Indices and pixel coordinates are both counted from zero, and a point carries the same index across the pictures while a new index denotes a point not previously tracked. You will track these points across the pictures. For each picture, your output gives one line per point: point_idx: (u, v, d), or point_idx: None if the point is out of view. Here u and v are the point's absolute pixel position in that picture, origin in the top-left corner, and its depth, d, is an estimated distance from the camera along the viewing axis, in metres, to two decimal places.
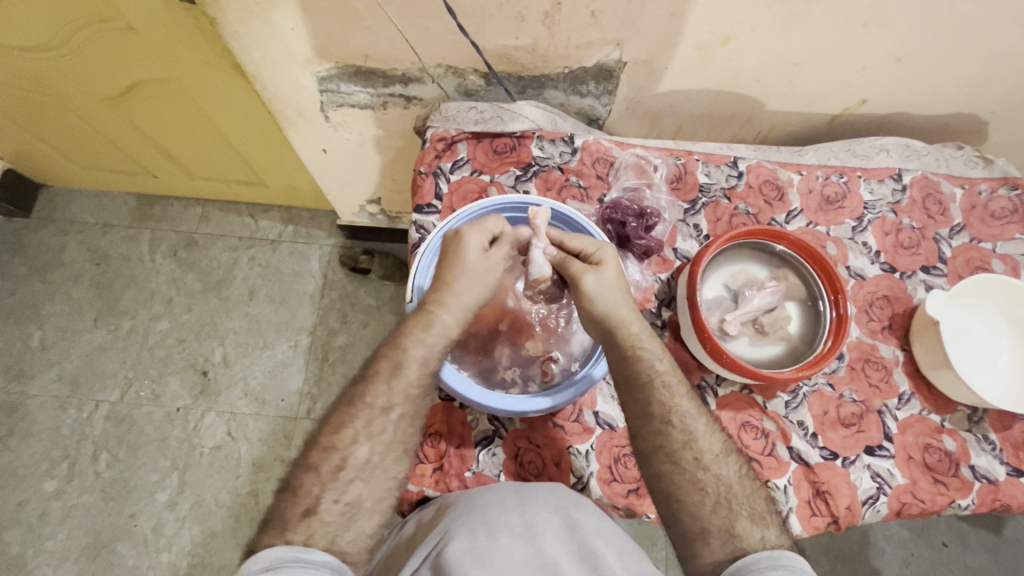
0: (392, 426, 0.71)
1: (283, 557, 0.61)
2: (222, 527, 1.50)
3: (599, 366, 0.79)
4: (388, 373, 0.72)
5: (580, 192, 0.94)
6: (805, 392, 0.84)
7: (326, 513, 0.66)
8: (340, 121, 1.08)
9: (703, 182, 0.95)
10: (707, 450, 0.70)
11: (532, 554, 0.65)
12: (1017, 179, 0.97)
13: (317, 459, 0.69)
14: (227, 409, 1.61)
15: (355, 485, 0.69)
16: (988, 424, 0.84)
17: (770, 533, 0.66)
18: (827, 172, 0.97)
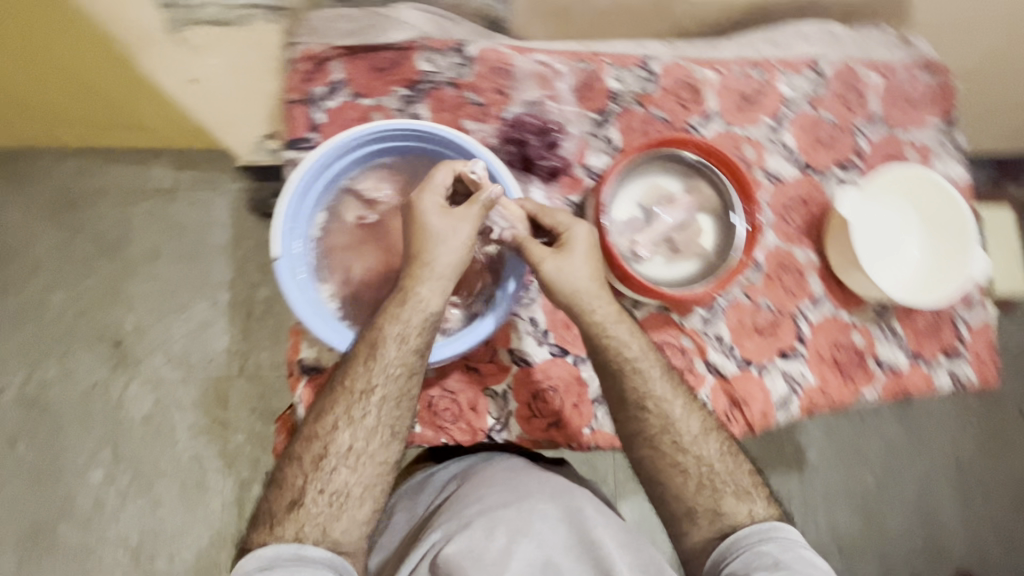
0: (374, 410, 0.63)
1: (282, 555, 0.59)
2: (168, 494, 1.46)
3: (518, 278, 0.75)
4: (367, 354, 0.64)
5: (477, 110, 0.82)
6: (722, 305, 0.82)
7: (313, 504, 0.62)
8: (200, 42, 0.92)
9: (614, 88, 0.85)
10: (670, 399, 0.72)
11: (533, 552, 0.67)
12: (937, 61, 0.91)
13: (301, 450, 0.64)
14: (151, 378, 1.51)
15: (340, 473, 0.63)
16: (894, 315, 0.86)
17: (757, 507, 0.70)
18: (744, 67, 0.90)
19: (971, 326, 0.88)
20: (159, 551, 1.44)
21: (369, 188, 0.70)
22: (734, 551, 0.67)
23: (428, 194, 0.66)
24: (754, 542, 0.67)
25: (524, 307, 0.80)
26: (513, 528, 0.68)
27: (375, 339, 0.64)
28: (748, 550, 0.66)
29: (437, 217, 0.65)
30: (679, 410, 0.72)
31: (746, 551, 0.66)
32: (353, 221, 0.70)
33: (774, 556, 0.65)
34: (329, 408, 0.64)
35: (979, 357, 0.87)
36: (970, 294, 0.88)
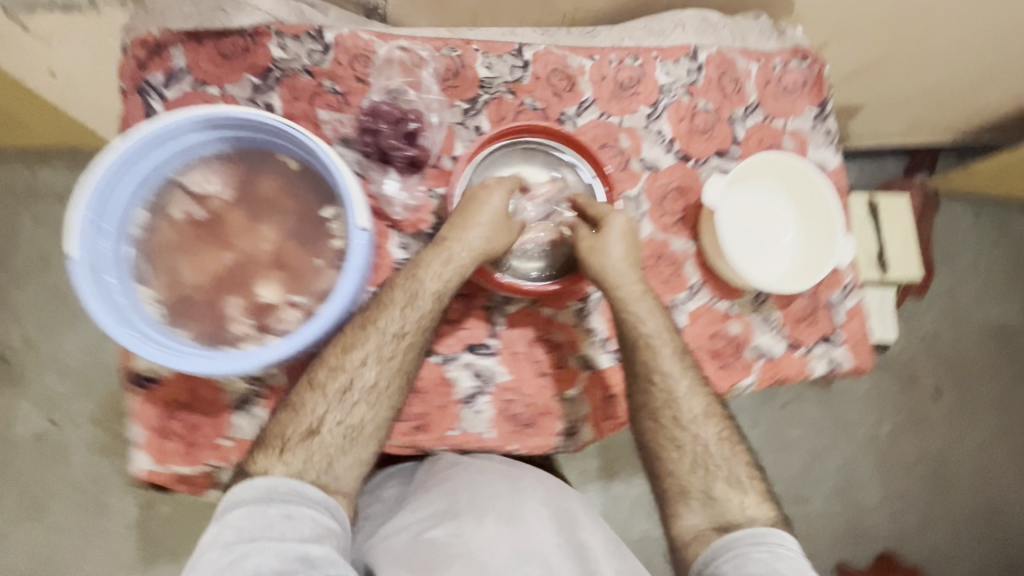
0: (403, 352, 0.67)
1: (279, 489, 0.61)
2: (60, 520, 1.26)
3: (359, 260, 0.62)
4: (403, 301, 0.67)
5: (336, 99, 0.77)
6: (597, 297, 0.81)
7: (328, 435, 0.65)
8: (47, 31, 0.85)
9: (484, 76, 0.82)
10: (663, 362, 0.74)
11: (517, 545, 0.68)
12: (808, 50, 0.92)
13: (324, 376, 0.66)
14: (42, 394, 1.30)
15: (360, 407, 0.66)
16: (771, 304, 0.86)
17: (749, 500, 0.72)
18: (621, 55, 0.87)
19: (848, 310, 0.89)
20: None
21: (199, 182, 0.65)
22: (727, 551, 0.68)
23: (495, 190, 0.71)
24: (748, 546, 0.67)
25: None
26: (501, 516, 0.70)
27: (413, 290, 0.68)
28: (741, 555, 0.67)
29: (495, 211, 0.70)
30: (673, 367, 0.74)
31: (739, 557, 0.67)
32: (181, 218, 0.65)
33: (767, 564, 0.65)
34: (358, 343, 0.67)
35: (856, 341, 0.88)
36: (844, 279, 0.89)
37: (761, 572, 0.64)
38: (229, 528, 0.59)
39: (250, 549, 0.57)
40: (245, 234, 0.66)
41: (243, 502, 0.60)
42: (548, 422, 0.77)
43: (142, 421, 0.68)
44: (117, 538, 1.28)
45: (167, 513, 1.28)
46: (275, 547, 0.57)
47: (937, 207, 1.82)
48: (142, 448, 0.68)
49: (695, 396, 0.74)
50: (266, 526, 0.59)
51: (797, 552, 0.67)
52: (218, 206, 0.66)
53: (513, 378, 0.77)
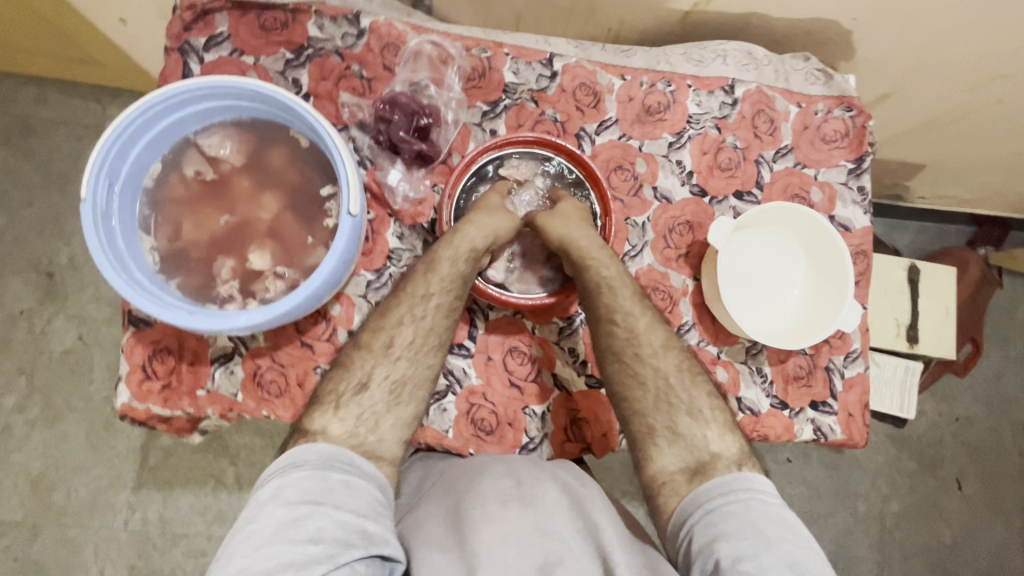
0: (432, 313, 0.70)
1: (339, 459, 0.60)
2: (75, 431, 1.30)
3: (345, 241, 0.63)
4: (425, 268, 0.72)
5: (361, 83, 0.80)
6: (583, 319, 0.81)
7: (377, 390, 0.67)
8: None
9: (510, 80, 0.83)
10: (646, 344, 0.72)
11: (539, 522, 0.63)
12: (857, 100, 0.87)
13: (368, 339, 0.69)
14: (78, 314, 1.32)
15: (401, 363, 0.69)
16: (765, 357, 0.83)
17: (712, 434, 0.69)
18: (653, 79, 0.86)
19: (847, 380, 0.84)
20: (58, 487, 1.29)
21: (213, 145, 0.69)
22: (703, 507, 0.63)
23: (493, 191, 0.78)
24: (724, 500, 0.62)
25: (376, 292, 0.77)
26: (525, 499, 0.65)
27: (431, 257, 0.72)
28: (711, 512, 0.62)
29: (498, 206, 0.76)
30: (643, 326, 0.73)
31: (710, 513, 0.62)
32: (191, 176, 0.68)
33: (741, 519, 0.60)
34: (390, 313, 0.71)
35: (850, 414, 0.84)
36: (852, 346, 0.85)
37: (733, 529, 0.59)
38: (292, 488, 0.57)
39: (312, 512, 0.55)
40: (247, 200, 0.69)
41: (300, 467, 0.59)
42: (509, 432, 0.78)
43: (128, 358, 0.73)
44: (121, 459, 1.31)
45: (169, 445, 1.32)
46: (334, 515, 0.55)
47: (1000, 285, 1.72)
48: (125, 382, 0.72)
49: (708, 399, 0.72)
50: (326, 490, 0.57)
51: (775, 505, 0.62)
52: (227, 169, 0.69)
53: (483, 383, 0.78)
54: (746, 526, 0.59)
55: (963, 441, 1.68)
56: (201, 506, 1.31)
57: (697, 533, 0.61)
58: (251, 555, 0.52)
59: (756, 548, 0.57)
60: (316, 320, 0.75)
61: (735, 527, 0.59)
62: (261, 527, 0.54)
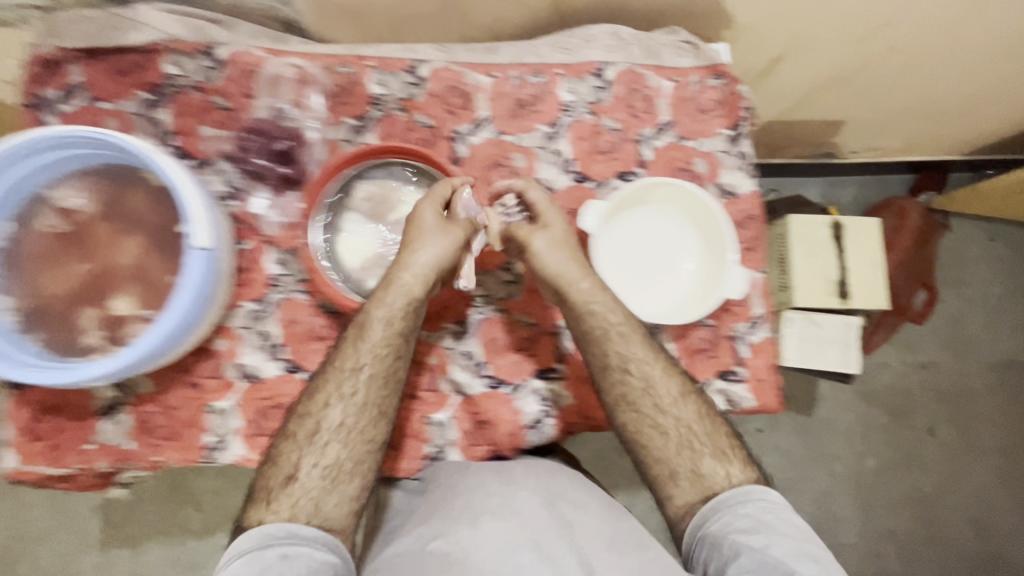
0: (363, 386, 0.68)
1: (274, 533, 0.61)
2: (29, 499, 1.28)
3: (196, 276, 0.62)
4: (354, 337, 0.69)
5: (225, 115, 0.79)
6: (476, 320, 0.80)
7: (308, 479, 0.65)
8: None
9: (376, 93, 0.82)
10: (665, 394, 0.72)
11: (517, 535, 0.64)
12: (725, 67, 0.86)
13: (293, 426, 0.68)
14: None
15: (331, 447, 0.67)
16: (667, 334, 0.83)
17: (733, 468, 0.69)
18: (522, 72, 0.86)
19: (753, 345, 0.84)
20: (20, 558, 1.28)
21: (67, 198, 0.68)
22: (717, 512, 0.66)
23: (426, 203, 0.71)
24: (738, 505, 0.66)
25: (262, 322, 0.76)
26: (500, 514, 0.66)
27: (361, 322, 0.69)
28: (728, 517, 0.66)
29: (433, 221, 0.70)
30: (659, 373, 0.73)
31: (727, 517, 0.66)
32: (46, 231, 0.68)
33: (757, 518, 0.64)
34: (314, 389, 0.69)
35: (760, 379, 0.83)
36: (753, 311, 0.84)
37: (747, 528, 0.64)
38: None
39: None
40: (109, 246, 0.69)
41: (240, 552, 0.60)
42: (413, 443, 0.77)
43: (13, 422, 0.71)
44: (85, 519, 1.30)
45: (130, 498, 1.31)
46: None
47: (946, 228, 1.73)
48: (10, 446, 0.71)
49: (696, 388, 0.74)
50: (263, 569, 0.58)
51: (783, 504, 0.66)
52: (85, 218, 0.69)
53: None
54: (761, 524, 0.63)
55: (932, 388, 1.67)
56: (171, 555, 1.30)
57: (713, 536, 0.65)
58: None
59: (769, 543, 0.62)
60: (201, 358, 0.74)
61: (749, 527, 0.64)
62: None
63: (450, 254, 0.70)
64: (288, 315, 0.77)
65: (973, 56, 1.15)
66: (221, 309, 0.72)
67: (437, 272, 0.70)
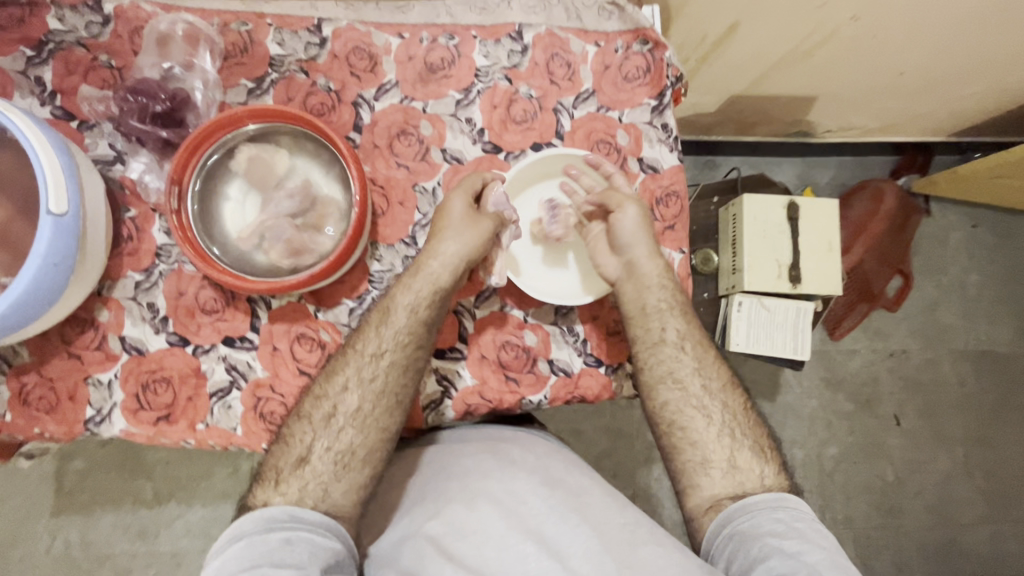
0: (383, 373, 0.69)
1: (276, 517, 0.60)
2: None
3: (45, 242, 0.59)
4: (378, 321, 0.71)
5: (112, 74, 0.75)
6: (374, 297, 0.76)
7: (320, 462, 0.65)
8: None
9: (275, 53, 0.78)
10: (693, 381, 0.74)
11: (513, 523, 0.68)
12: (652, 32, 0.81)
13: (309, 407, 0.68)
14: None
15: (346, 433, 0.67)
16: (577, 315, 0.80)
17: (768, 470, 0.71)
18: (434, 34, 0.81)
19: None
20: None
21: None
22: (747, 513, 0.67)
23: (455, 194, 0.74)
24: (768, 510, 0.66)
25: (147, 293, 0.73)
26: (498, 502, 0.69)
27: (387, 306, 0.71)
28: (757, 516, 0.66)
29: (459, 213, 0.73)
30: (689, 367, 0.74)
31: (756, 518, 0.66)
32: None
33: (787, 524, 0.65)
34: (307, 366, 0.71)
35: None
36: None
37: (780, 530, 0.64)
38: (232, 559, 0.57)
39: None
40: None
41: (242, 534, 0.59)
42: None
43: None
44: (35, 488, 1.32)
45: (82, 467, 1.32)
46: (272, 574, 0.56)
47: (927, 213, 1.67)
48: None
49: (717, 369, 0.75)
50: (265, 553, 0.57)
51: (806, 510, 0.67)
52: None
53: (270, 376, 0.74)
54: (793, 530, 0.63)
55: (900, 376, 1.63)
56: (123, 524, 1.31)
57: (742, 537, 0.65)
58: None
59: (801, 547, 0.62)
60: (83, 330, 0.72)
61: (783, 530, 0.64)
62: None
63: (473, 245, 0.72)
64: (174, 287, 0.74)
65: (946, 24, 1.07)
66: (95, 277, 0.69)
67: (466, 260, 0.73)
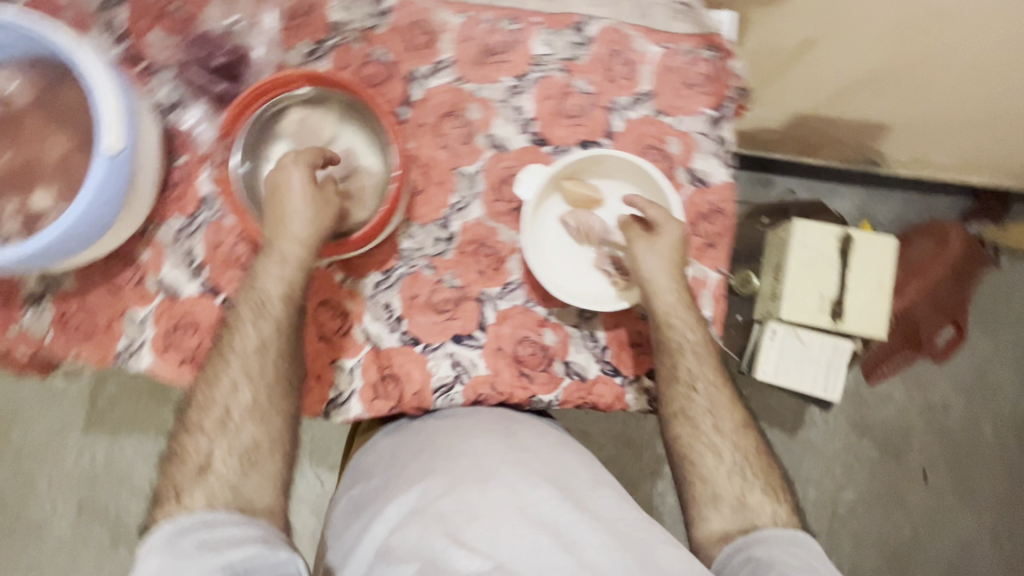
0: (270, 365, 0.67)
1: (187, 524, 0.60)
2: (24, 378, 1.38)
3: (98, 179, 0.61)
4: (253, 311, 0.67)
5: (178, 22, 0.76)
6: (400, 273, 0.77)
7: (222, 467, 0.63)
8: None
9: (336, 18, 0.78)
10: (726, 420, 0.71)
11: (524, 509, 0.63)
12: (722, 40, 0.77)
13: (198, 418, 0.65)
14: None
15: (246, 428, 0.65)
16: (601, 321, 0.78)
17: (780, 511, 0.68)
18: (496, 16, 0.79)
19: None
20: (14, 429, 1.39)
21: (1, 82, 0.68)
22: (763, 542, 0.65)
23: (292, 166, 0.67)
24: (786, 542, 0.65)
25: (188, 239, 0.76)
26: (513, 485, 0.65)
27: (256, 296, 0.67)
28: (773, 547, 0.64)
29: (299, 189, 0.67)
30: (723, 400, 0.72)
31: (773, 548, 0.64)
32: None
33: (804, 560, 0.62)
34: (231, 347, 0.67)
35: None
36: (701, 314, 0.78)
37: (798, 564, 0.62)
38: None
39: None
40: (36, 139, 0.69)
41: (152, 551, 0.58)
42: (315, 387, 0.75)
43: None
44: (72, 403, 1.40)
45: (115, 392, 1.40)
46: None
47: (995, 266, 1.56)
48: None
49: (734, 407, 0.72)
50: (186, 558, 0.57)
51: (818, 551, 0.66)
52: (16, 108, 0.69)
53: None
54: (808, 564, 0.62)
55: (934, 431, 1.54)
56: (144, 451, 1.39)
57: (756, 564, 0.63)
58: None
59: None
60: (125, 266, 0.75)
61: (802, 564, 0.62)
62: None
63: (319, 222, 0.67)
64: (213, 238, 0.76)
65: None
66: (142, 217, 0.72)
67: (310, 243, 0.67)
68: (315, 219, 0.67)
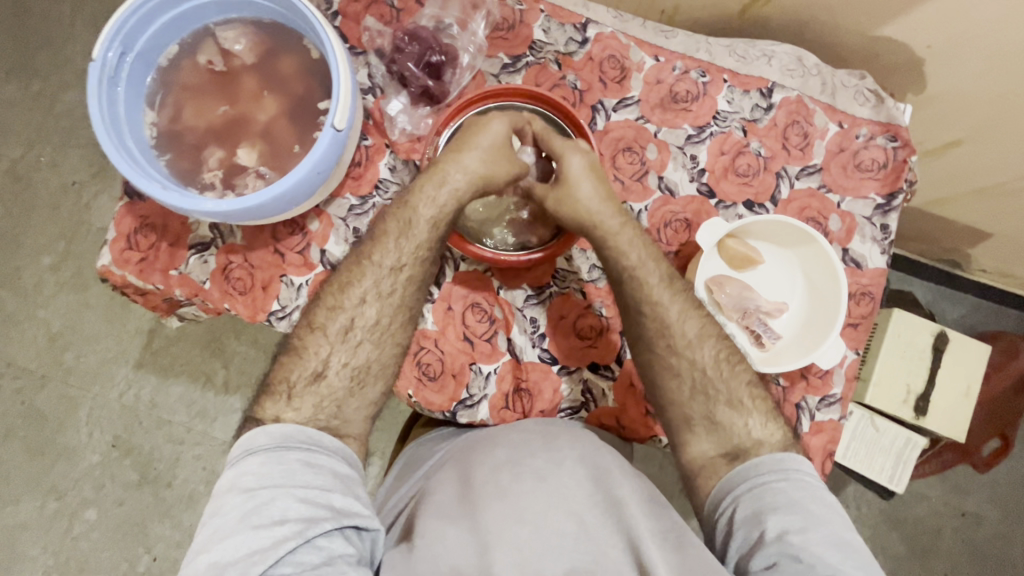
0: (401, 287, 0.67)
1: (296, 437, 0.58)
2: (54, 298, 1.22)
3: (324, 150, 0.64)
4: (396, 230, 0.68)
5: (391, 12, 0.80)
6: (551, 292, 0.79)
7: (336, 378, 0.64)
8: None
9: (538, 38, 0.81)
10: (680, 336, 0.68)
11: (559, 500, 0.61)
12: (905, 133, 0.80)
13: (323, 320, 0.66)
14: (72, 182, 1.24)
15: (364, 348, 0.66)
16: None
17: (755, 422, 0.65)
18: (687, 66, 0.82)
19: (816, 423, 0.79)
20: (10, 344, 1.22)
21: (228, 40, 0.71)
22: (749, 480, 0.61)
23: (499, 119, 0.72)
24: (772, 479, 0.60)
25: (358, 220, 0.78)
26: (540, 474, 0.63)
27: (408, 219, 0.68)
28: (761, 486, 0.60)
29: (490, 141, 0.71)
30: (676, 316, 0.68)
31: (758, 488, 0.60)
32: (202, 65, 0.71)
33: (793, 499, 0.58)
34: (372, 253, 0.67)
35: (809, 458, 0.79)
36: (831, 390, 0.80)
37: (783, 504, 0.58)
38: (248, 474, 0.54)
39: (276, 494, 0.53)
40: (251, 99, 0.71)
41: (256, 449, 0.56)
42: (451, 384, 0.76)
43: (117, 226, 0.76)
44: (123, 338, 1.22)
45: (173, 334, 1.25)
46: (297, 493, 0.54)
47: None
48: (109, 247, 0.76)
49: (688, 321, 0.68)
50: (286, 472, 0.55)
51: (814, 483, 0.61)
52: (236, 65, 0.71)
53: (438, 331, 0.77)
54: (797, 505, 0.57)
55: (964, 540, 1.38)
56: (189, 399, 1.21)
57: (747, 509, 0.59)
58: (218, 547, 0.51)
59: (805, 525, 0.56)
60: (293, 232, 0.77)
61: (787, 504, 0.58)
62: (223, 521, 0.52)
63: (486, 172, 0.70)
64: None
65: None
66: (328, 191, 0.74)
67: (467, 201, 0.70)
68: (475, 172, 0.69)
